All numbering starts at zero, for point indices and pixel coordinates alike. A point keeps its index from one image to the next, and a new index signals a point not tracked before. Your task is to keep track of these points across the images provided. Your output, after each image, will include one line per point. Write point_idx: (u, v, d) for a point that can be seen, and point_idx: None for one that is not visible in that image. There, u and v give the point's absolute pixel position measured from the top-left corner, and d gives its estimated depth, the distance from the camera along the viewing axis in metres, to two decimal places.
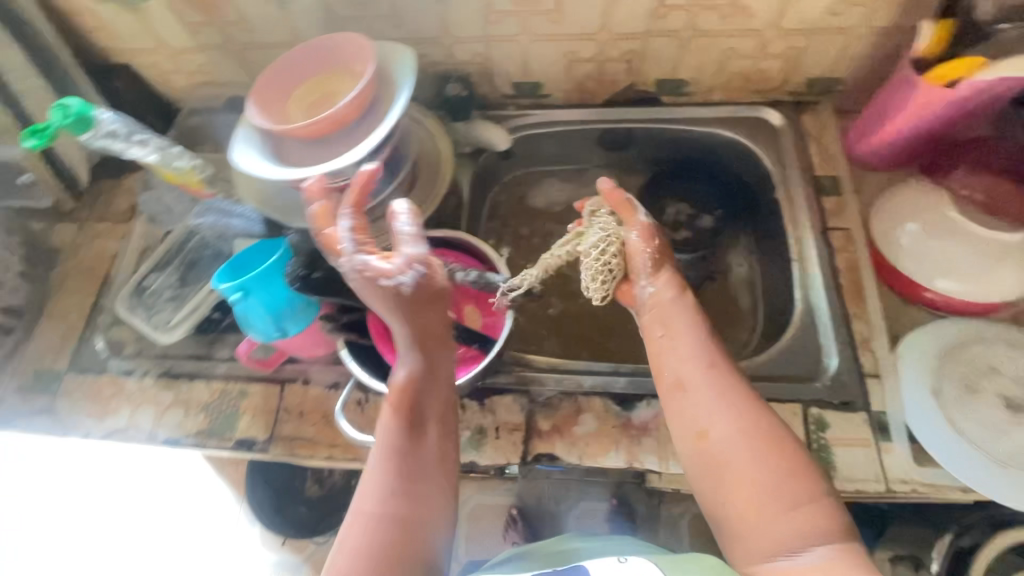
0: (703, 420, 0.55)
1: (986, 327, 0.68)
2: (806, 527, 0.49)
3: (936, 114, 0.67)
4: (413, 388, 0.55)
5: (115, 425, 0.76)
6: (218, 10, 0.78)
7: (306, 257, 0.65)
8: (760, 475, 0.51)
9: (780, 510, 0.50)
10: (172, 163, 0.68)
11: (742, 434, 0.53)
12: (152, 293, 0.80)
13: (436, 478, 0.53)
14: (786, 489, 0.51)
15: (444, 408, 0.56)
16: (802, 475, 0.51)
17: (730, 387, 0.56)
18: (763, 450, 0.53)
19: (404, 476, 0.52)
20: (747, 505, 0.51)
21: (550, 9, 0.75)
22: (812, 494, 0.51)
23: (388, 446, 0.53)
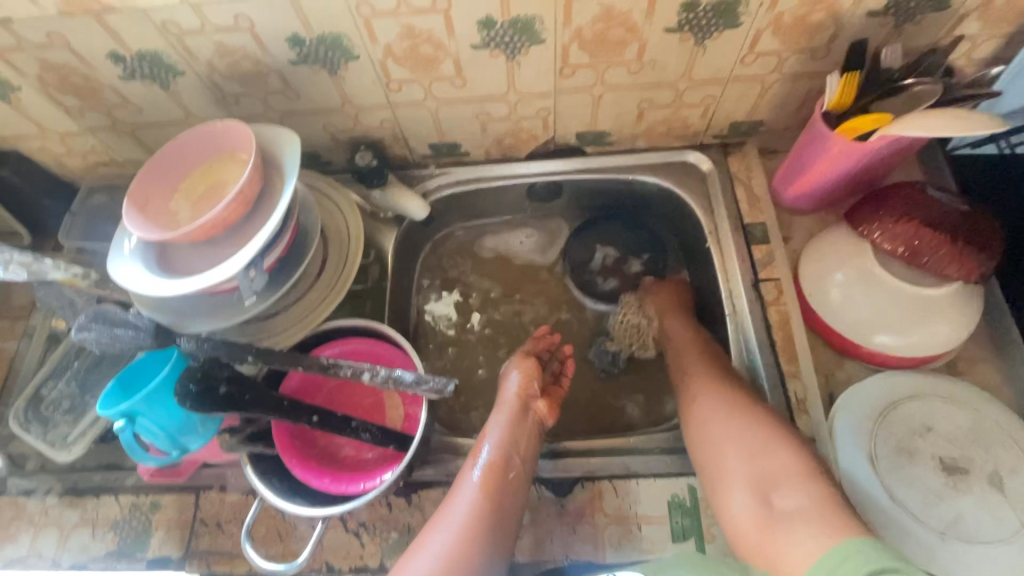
0: (707, 404, 0.65)
1: (915, 384, 0.66)
2: (779, 467, 0.56)
3: (850, 160, 0.66)
4: (514, 452, 0.65)
5: (16, 554, 0.70)
6: (98, 95, 0.73)
7: (200, 368, 0.59)
8: (754, 430, 0.60)
9: (758, 458, 0.58)
10: (48, 275, 0.63)
11: (730, 402, 0.64)
12: (50, 403, 0.75)
13: (506, 531, 0.60)
14: (760, 442, 0.59)
15: (510, 475, 0.63)
16: (781, 431, 0.60)
17: (722, 374, 0.68)
18: (752, 416, 0.62)
19: (487, 523, 0.59)
20: (731, 453, 0.60)
21: (451, 75, 0.70)
22: (785, 443, 0.58)
23: (471, 520, 0.59)
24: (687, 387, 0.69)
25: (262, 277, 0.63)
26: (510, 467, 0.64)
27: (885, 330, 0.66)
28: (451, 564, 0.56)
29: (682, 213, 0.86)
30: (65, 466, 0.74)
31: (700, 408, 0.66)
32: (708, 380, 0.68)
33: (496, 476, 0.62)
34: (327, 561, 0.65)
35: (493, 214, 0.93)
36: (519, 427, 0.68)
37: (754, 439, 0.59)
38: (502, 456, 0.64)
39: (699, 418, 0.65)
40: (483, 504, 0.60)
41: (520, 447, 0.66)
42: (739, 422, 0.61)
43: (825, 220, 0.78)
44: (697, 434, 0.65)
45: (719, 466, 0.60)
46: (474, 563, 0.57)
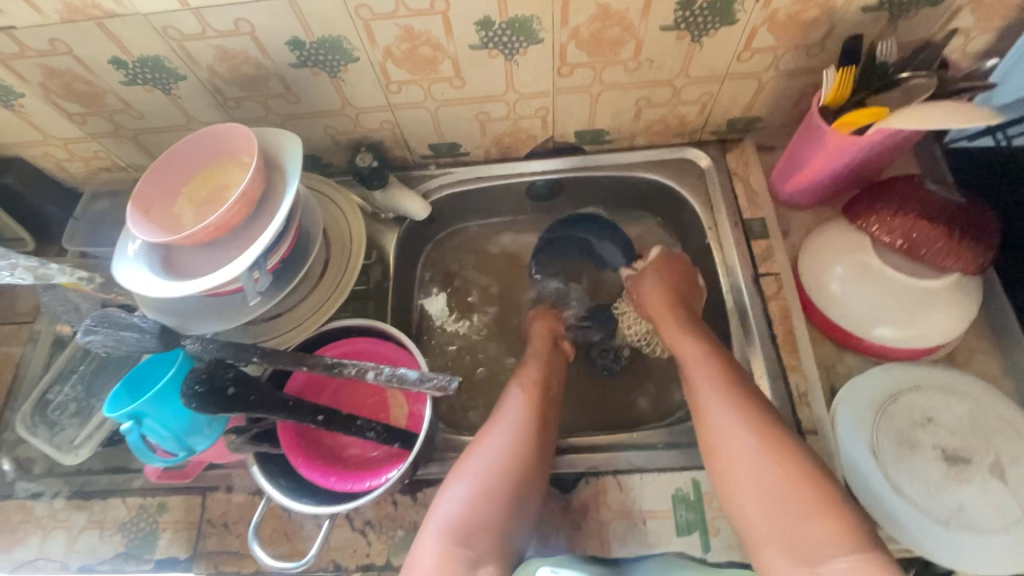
0: (732, 443, 0.60)
1: (916, 376, 0.66)
2: (821, 533, 0.52)
3: (847, 153, 0.67)
4: (537, 413, 0.67)
5: (25, 557, 0.70)
6: (101, 102, 0.73)
7: (205, 370, 0.59)
8: (788, 484, 0.55)
9: (795, 521, 0.54)
10: (53, 279, 0.63)
11: (761, 449, 0.58)
12: (57, 407, 0.76)
13: (529, 484, 0.61)
14: (796, 501, 0.54)
15: (546, 394, 0.70)
16: (819, 490, 0.54)
17: (748, 411, 0.61)
18: (784, 463, 0.56)
19: (512, 476, 0.61)
20: (764, 507, 0.56)
21: (450, 76, 0.71)
22: (824, 504, 0.54)
23: (517, 428, 0.65)
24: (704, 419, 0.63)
25: (266, 278, 0.64)
26: (532, 427, 0.65)
27: (884, 322, 0.66)
28: (503, 462, 0.62)
29: (681, 210, 0.86)
30: (73, 469, 0.75)
31: (721, 443, 0.61)
32: (732, 418, 0.61)
33: (521, 431, 0.64)
34: (334, 560, 0.66)
35: (493, 213, 0.94)
36: (542, 393, 0.70)
37: (788, 498, 0.55)
38: (526, 415, 0.66)
39: (722, 455, 0.60)
40: (513, 450, 0.62)
41: (541, 410, 0.68)
42: (770, 472, 0.56)
43: (823, 214, 0.79)
44: (721, 472, 0.60)
45: (749, 514, 0.56)
46: (524, 462, 0.62)
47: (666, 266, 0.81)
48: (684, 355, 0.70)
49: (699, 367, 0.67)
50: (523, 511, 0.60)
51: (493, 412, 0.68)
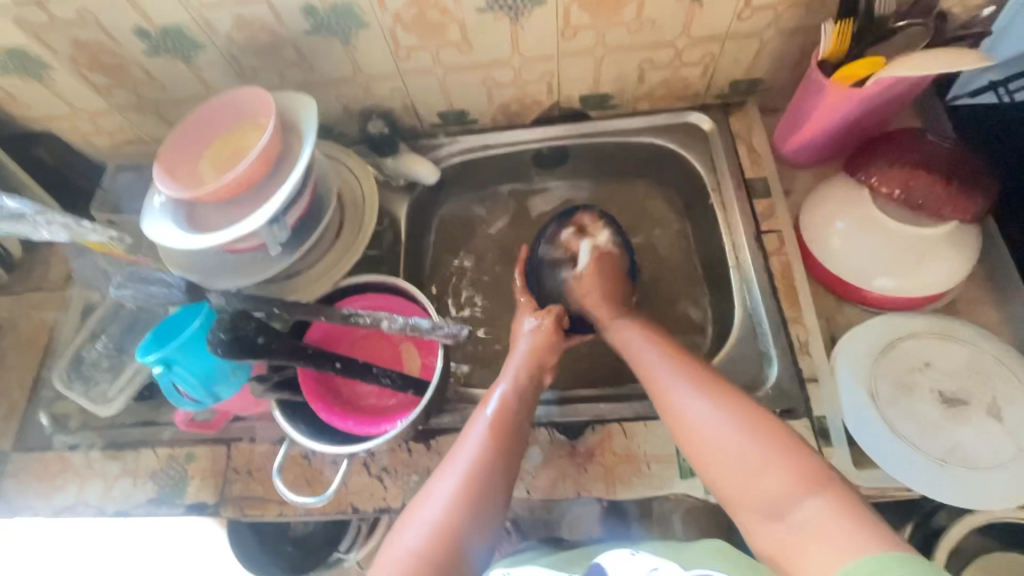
0: (700, 423, 0.56)
1: (913, 323, 0.68)
2: (783, 482, 0.50)
3: (847, 108, 0.68)
4: (495, 455, 0.62)
5: (64, 503, 0.75)
6: (125, 72, 0.77)
7: (229, 320, 0.61)
8: (750, 441, 0.53)
9: (757, 470, 0.51)
10: (86, 237, 0.67)
11: (727, 414, 0.55)
12: (90, 363, 0.80)
13: (478, 533, 0.57)
14: (752, 452, 0.52)
15: (526, 394, 0.69)
16: (774, 438, 0.52)
17: (714, 387, 0.59)
18: (743, 422, 0.54)
19: (458, 529, 0.57)
20: (732, 473, 0.53)
21: (457, 40, 0.73)
22: (779, 454, 0.51)
23: (493, 433, 0.63)
24: (671, 406, 0.60)
25: (285, 233, 0.67)
26: (486, 470, 0.60)
27: (883, 271, 0.68)
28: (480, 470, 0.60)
29: (685, 174, 0.88)
30: (106, 422, 0.79)
31: (686, 421, 0.57)
32: (698, 399, 0.58)
33: (472, 479, 0.60)
34: (353, 503, 0.69)
35: (500, 180, 0.95)
36: (502, 430, 0.64)
37: (746, 457, 0.52)
38: (482, 459, 0.61)
39: (692, 438, 0.57)
40: (487, 458, 0.61)
41: (501, 450, 0.62)
42: (734, 434, 0.54)
43: (824, 172, 0.80)
44: (694, 451, 0.56)
45: (725, 485, 0.53)
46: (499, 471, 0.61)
47: (607, 260, 0.80)
48: (637, 354, 0.69)
49: (642, 356, 0.67)
50: (476, 558, 0.57)
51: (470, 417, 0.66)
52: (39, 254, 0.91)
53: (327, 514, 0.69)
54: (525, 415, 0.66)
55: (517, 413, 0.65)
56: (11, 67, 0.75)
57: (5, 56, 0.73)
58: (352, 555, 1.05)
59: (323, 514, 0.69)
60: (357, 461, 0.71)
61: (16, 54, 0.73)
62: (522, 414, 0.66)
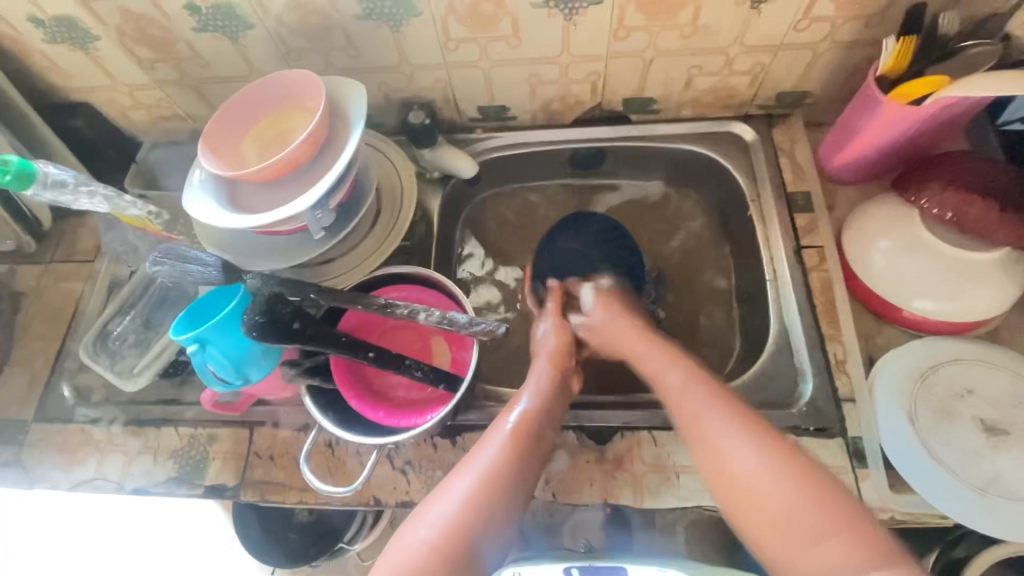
0: (753, 475, 0.50)
1: (953, 348, 0.67)
2: (846, 555, 0.44)
3: (901, 127, 0.67)
4: (511, 461, 0.56)
5: (84, 477, 0.74)
6: (171, 48, 0.76)
7: (264, 302, 0.61)
8: (810, 503, 0.47)
9: (818, 536, 0.46)
10: (125, 211, 0.69)
11: (786, 466, 0.49)
12: (117, 337, 0.80)
13: (491, 540, 0.52)
14: (812, 513, 0.47)
15: (555, 405, 0.64)
16: (832, 503, 0.47)
17: (770, 439, 0.52)
18: (806, 483, 0.48)
19: (469, 533, 0.51)
20: (777, 533, 0.47)
21: (507, 35, 0.72)
22: (847, 515, 0.46)
23: (512, 442, 0.58)
24: (713, 455, 0.52)
25: (327, 218, 0.66)
26: (501, 479, 0.55)
27: (928, 293, 0.67)
28: (496, 479, 0.55)
29: (724, 184, 0.86)
30: (129, 398, 0.78)
31: (731, 474, 0.51)
32: (748, 446, 0.51)
33: (483, 485, 0.54)
34: (375, 495, 0.68)
35: (536, 178, 0.94)
36: (523, 434, 0.58)
37: (804, 520, 0.47)
38: (497, 462, 0.56)
39: (731, 487, 0.50)
40: (506, 464, 0.56)
41: (521, 457, 0.57)
42: (794, 492, 0.48)
43: (867, 190, 0.79)
44: (733, 501, 0.50)
45: (766, 546, 0.48)
46: (512, 486, 0.55)
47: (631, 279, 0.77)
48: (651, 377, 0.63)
49: (686, 397, 0.57)
50: (489, 561, 0.51)
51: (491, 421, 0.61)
52: (69, 225, 0.90)
53: (349, 505, 0.68)
54: (548, 426, 0.61)
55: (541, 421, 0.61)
56: (57, 36, 0.75)
57: (53, 24, 0.73)
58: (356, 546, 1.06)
59: (346, 503, 0.68)
60: (381, 452, 0.70)
61: (65, 22, 0.72)
62: (547, 424, 0.61)
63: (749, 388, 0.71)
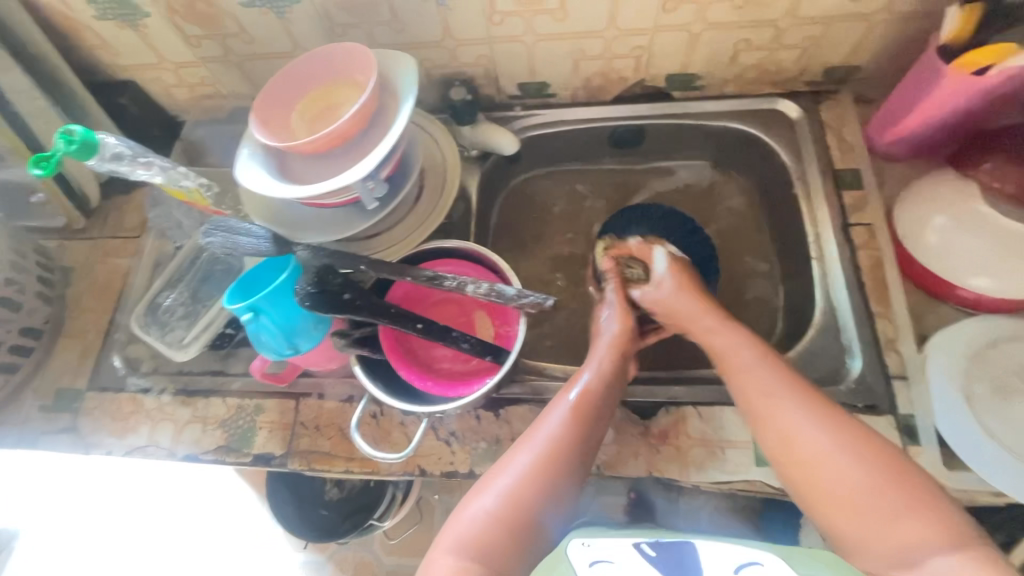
0: (823, 456, 0.54)
1: (1008, 326, 0.66)
2: (921, 533, 0.49)
3: (961, 99, 0.65)
4: (576, 436, 0.60)
5: (136, 444, 0.76)
6: (218, 23, 0.77)
7: (315, 273, 0.63)
8: (884, 488, 0.51)
9: (891, 516, 0.50)
10: (179, 183, 0.70)
11: (853, 447, 0.53)
12: (165, 310, 0.82)
13: (553, 505, 0.58)
14: (885, 495, 0.51)
15: (613, 387, 0.65)
16: (908, 485, 0.51)
17: (842, 424, 0.55)
18: (878, 464, 0.52)
19: (529, 503, 0.57)
20: (847, 514, 0.52)
21: (554, 8, 0.72)
22: (920, 498, 0.50)
23: (573, 427, 0.61)
24: (781, 435, 0.56)
25: (377, 189, 0.67)
26: (566, 452, 0.60)
27: (984, 269, 0.65)
28: (553, 458, 0.59)
29: (767, 162, 0.85)
30: (177, 369, 0.80)
31: (802, 452, 0.55)
32: (824, 433, 0.54)
33: (550, 458, 0.59)
34: (420, 465, 0.69)
35: (574, 158, 0.94)
36: (587, 412, 0.62)
37: (878, 504, 0.51)
38: (564, 437, 0.60)
39: (803, 470, 0.54)
40: (567, 447, 0.60)
41: (584, 430, 0.61)
42: (866, 478, 0.52)
43: (918, 167, 0.78)
44: (801, 482, 0.55)
45: (835, 523, 0.52)
46: (569, 464, 0.59)
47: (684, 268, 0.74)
48: (720, 349, 0.65)
49: (754, 378, 0.60)
50: (550, 525, 0.57)
51: (550, 399, 0.65)
52: (115, 201, 0.92)
53: (395, 474, 0.69)
54: (611, 399, 0.64)
55: (601, 403, 0.63)
56: (109, 12, 0.76)
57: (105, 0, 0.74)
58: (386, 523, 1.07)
59: (392, 472, 0.69)
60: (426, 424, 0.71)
61: None
62: (607, 400, 0.64)
63: (795, 365, 0.70)
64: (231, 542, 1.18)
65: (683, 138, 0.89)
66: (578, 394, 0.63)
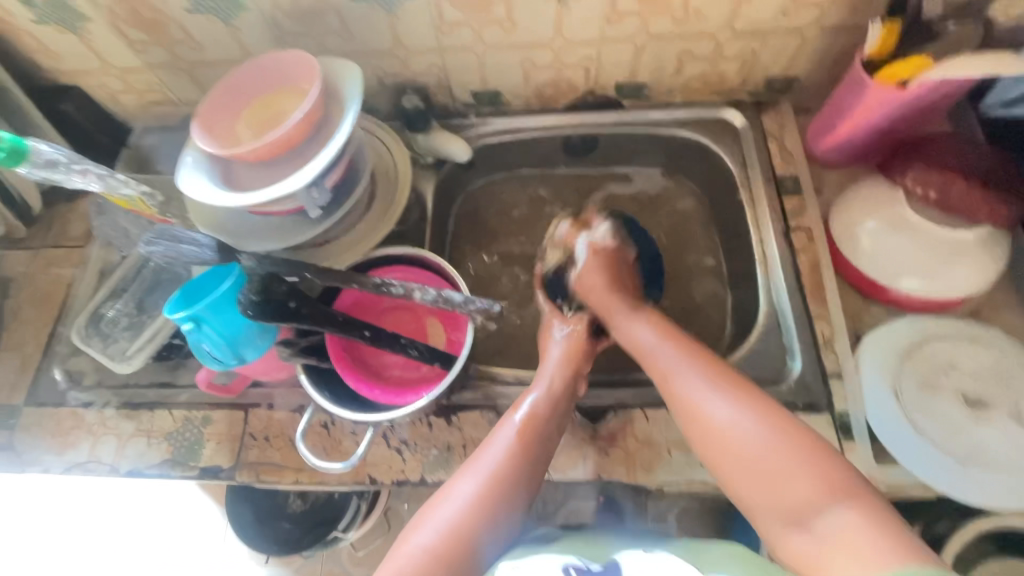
0: (721, 424, 0.56)
1: (935, 325, 0.69)
2: (808, 489, 0.50)
3: (886, 110, 0.68)
4: (519, 462, 0.60)
5: (76, 460, 0.74)
6: (163, 29, 0.76)
7: (260, 281, 0.61)
8: (781, 452, 0.53)
9: (780, 476, 0.52)
10: (118, 191, 0.68)
11: (751, 413, 0.56)
12: (109, 321, 0.80)
13: (494, 529, 0.57)
14: (773, 456, 0.53)
15: (560, 412, 0.65)
16: (796, 443, 0.53)
17: (749, 396, 0.57)
18: (771, 427, 0.54)
19: (474, 529, 0.56)
20: (751, 480, 0.53)
21: (501, 18, 0.73)
22: (805, 456, 0.52)
23: (517, 452, 0.61)
24: (689, 411, 0.59)
25: (322, 196, 0.67)
26: (509, 479, 0.59)
27: (912, 271, 0.69)
28: (498, 485, 0.59)
29: (715, 169, 0.87)
30: (121, 382, 0.78)
31: (705, 423, 0.57)
32: (726, 402, 0.57)
33: (493, 485, 0.59)
34: (371, 474, 0.69)
35: (529, 164, 0.95)
36: (531, 435, 0.62)
37: (770, 463, 0.53)
38: (507, 462, 0.60)
39: (708, 440, 0.57)
40: (510, 471, 0.60)
41: (529, 456, 0.61)
42: (762, 442, 0.54)
43: (855, 174, 0.81)
44: (709, 451, 0.57)
45: (739, 488, 0.54)
46: (514, 490, 0.59)
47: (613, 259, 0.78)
48: (648, 350, 0.66)
49: (667, 358, 0.63)
50: (490, 551, 0.57)
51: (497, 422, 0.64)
52: (59, 210, 0.90)
53: (345, 483, 0.69)
54: (558, 424, 0.64)
55: (547, 425, 0.63)
56: (48, 16, 0.74)
57: (43, 4, 0.73)
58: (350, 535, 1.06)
59: (342, 482, 0.68)
60: (376, 432, 0.70)
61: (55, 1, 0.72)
62: (553, 423, 0.64)
63: (740, 365, 0.72)
64: (188, 559, 1.14)
65: (634, 146, 0.91)
66: (522, 420, 0.62)
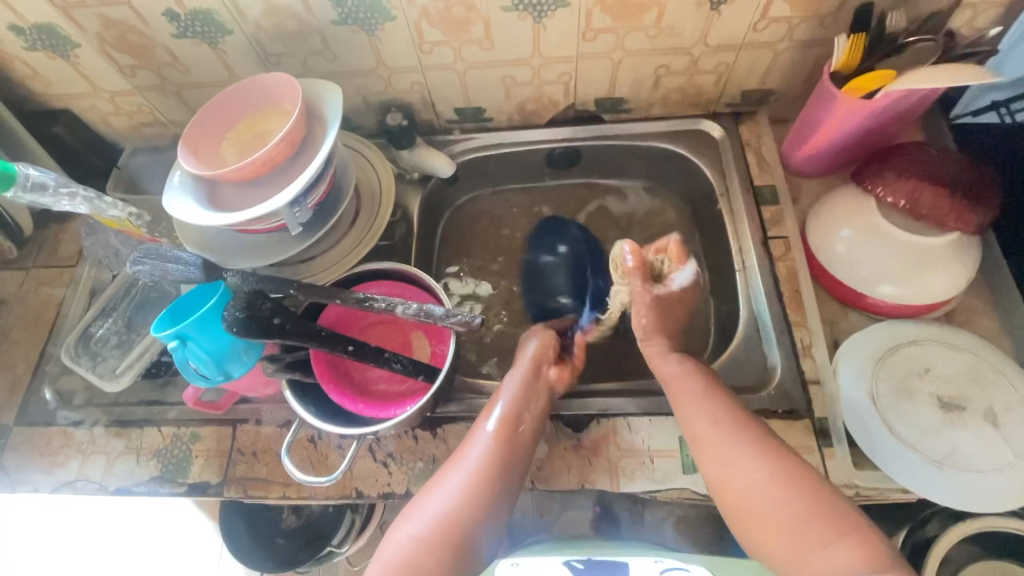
0: (757, 488, 0.57)
1: (913, 331, 0.70)
2: (847, 560, 0.52)
3: (855, 120, 0.70)
4: (501, 458, 0.62)
5: (65, 479, 0.75)
6: (151, 54, 0.78)
7: (244, 298, 0.62)
8: (814, 519, 0.55)
9: (817, 544, 0.54)
10: (105, 212, 0.70)
11: (789, 484, 0.57)
12: (99, 339, 0.81)
13: (481, 530, 0.59)
14: (813, 526, 0.54)
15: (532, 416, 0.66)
16: (835, 516, 0.55)
17: (778, 456, 0.58)
18: (810, 494, 0.56)
19: (462, 525, 0.58)
20: (784, 543, 0.55)
21: (481, 38, 0.75)
22: (845, 527, 0.54)
23: (496, 452, 0.62)
24: (721, 470, 0.59)
25: (305, 215, 0.68)
26: (491, 475, 0.61)
27: (886, 278, 0.70)
28: (478, 483, 0.60)
29: (695, 180, 0.89)
30: (111, 399, 0.79)
31: (735, 484, 0.58)
32: (756, 464, 0.58)
33: (477, 480, 0.60)
34: (357, 487, 0.70)
35: (513, 179, 0.96)
36: (509, 436, 0.64)
37: (808, 529, 0.54)
38: (489, 461, 0.62)
39: (735, 499, 0.58)
40: (490, 467, 0.61)
41: (507, 454, 0.63)
42: (796, 508, 0.55)
43: (831, 182, 0.83)
44: (738, 514, 0.58)
45: (771, 548, 0.56)
46: (495, 489, 0.61)
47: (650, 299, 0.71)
48: (671, 379, 0.68)
49: (699, 411, 0.63)
50: (481, 547, 0.59)
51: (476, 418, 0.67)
52: (50, 230, 0.91)
53: (331, 497, 0.69)
54: (532, 416, 0.66)
55: (521, 421, 0.65)
56: (38, 43, 0.76)
57: (33, 32, 0.74)
58: (344, 549, 1.06)
59: (329, 497, 0.69)
60: (363, 446, 0.71)
61: (45, 29, 0.74)
62: (527, 416, 0.66)
63: (721, 373, 0.73)
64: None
65: (614, 159, 0.92)
66: (498, 422, 0.64)
